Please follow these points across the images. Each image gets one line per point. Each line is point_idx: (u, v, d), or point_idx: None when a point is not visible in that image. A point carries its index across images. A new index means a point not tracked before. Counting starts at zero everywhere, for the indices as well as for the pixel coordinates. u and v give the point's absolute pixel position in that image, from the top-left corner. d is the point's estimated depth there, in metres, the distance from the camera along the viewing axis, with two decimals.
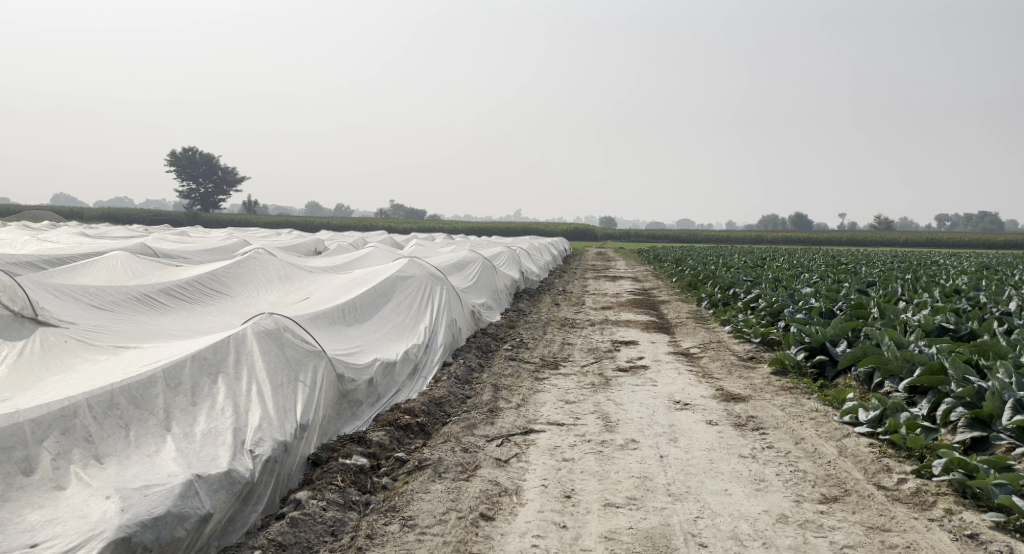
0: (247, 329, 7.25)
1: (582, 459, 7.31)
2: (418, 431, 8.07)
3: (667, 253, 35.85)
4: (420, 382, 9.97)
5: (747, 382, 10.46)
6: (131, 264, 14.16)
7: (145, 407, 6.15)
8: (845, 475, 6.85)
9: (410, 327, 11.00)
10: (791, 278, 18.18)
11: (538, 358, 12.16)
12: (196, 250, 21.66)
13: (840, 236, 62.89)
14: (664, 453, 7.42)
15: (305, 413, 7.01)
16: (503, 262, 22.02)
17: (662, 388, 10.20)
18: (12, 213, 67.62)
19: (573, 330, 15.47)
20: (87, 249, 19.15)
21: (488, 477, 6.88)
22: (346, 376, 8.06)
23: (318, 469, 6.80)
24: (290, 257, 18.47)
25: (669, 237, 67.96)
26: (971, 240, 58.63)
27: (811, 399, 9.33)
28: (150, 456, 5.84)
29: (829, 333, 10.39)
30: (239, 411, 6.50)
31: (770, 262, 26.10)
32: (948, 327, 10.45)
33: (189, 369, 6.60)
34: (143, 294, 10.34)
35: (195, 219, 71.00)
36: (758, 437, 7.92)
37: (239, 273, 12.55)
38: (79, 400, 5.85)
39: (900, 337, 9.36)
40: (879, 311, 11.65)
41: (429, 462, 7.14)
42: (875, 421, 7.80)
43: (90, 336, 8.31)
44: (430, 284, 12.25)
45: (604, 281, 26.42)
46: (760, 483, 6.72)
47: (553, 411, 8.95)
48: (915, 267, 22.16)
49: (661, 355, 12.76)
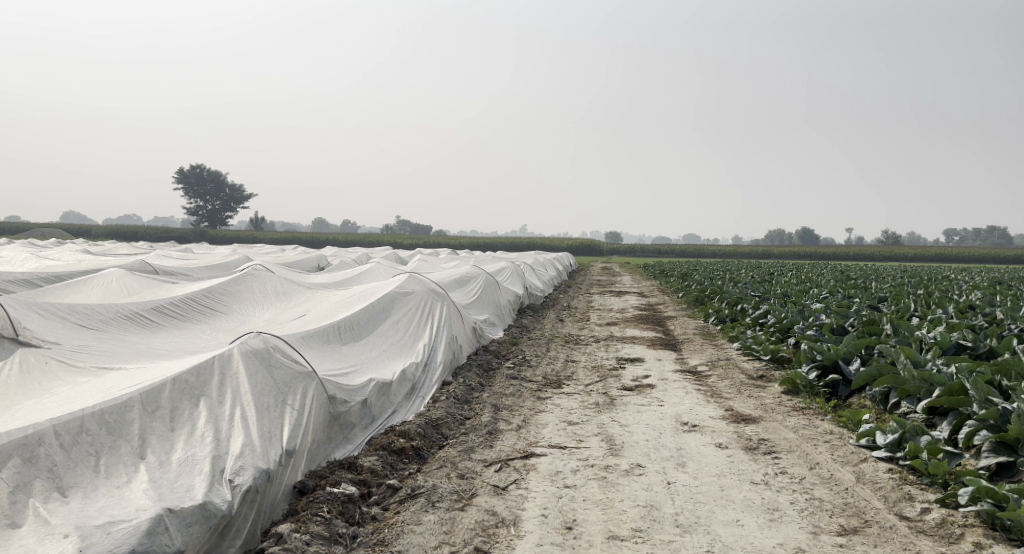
0: (234, 348, 6.90)
1: (585, 486, 6.91)
2: (412, 456, 7.69)
3: (673, 268, 35.57)
4: (417, 403, 9.60)
5: (758, 402, 10.04)
6: (127, 281, 13.82)
7: (117, 433, 5.80)
8: (864, 504, 6.45)
9: (409, 345, 10.63)
10: (801, 294, 17.74)
11: (541, 377, 11.76)
12: (197, 267, 21.35)
13: (851, 249, 62.12)
14: (672, 480, 7.03)
15: (292, 439, 6.63)
16: (506, 278, 21.64)
17: (669, 408, 9.80)
18: (19, 230, 67.82)
19: (577, 348, 15.08)
20: (87, 266, 18.89)
21: (485, 507, 6.49)
22: (338, 398, 7.69)
23: (304, 498, 6.42)
24: (289, 274, 18.14)
25: (676, 252, 67.39)
26: (978, 255, 58.21)
27: (824, 420, 8.92)
28: (119, 488, 5.49)
29: (842, 351, 10.02)
30: (220, 437, 6.13)
31: (778, 277, 25.58)
32: (966, 345, 10.04)
33: (169, 392, 6.25)
34: (133, 312, 10.01)
35: (201, 235, 70.79)
36: (770, 462, 7.50)
37: (235, 290, 12.21)
38: (45, 426, 5.51)
39: (916, 355, 8.97)
40: (892, 328, 11.23)
41: (422, 490, 6.75)
42: (894, 446, 7.38)
43: (74, 357, 7.96)
44: (430, 300, 11.89)
45: (611, 297, 26.06)
46: (774, 513, 6.32)
47: (555, 433, 8.56)
48: (927, 282, 21.68)
49: (667, 373, 12.37)
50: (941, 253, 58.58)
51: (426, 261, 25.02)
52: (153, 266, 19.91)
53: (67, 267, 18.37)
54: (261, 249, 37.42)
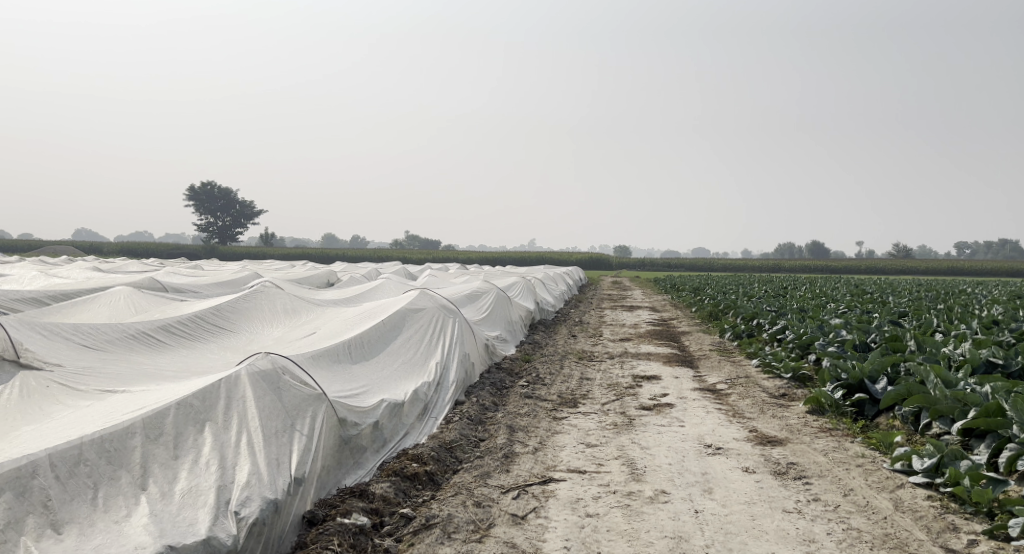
0: (241, 371, 6.59)
1: (608, 514, 6.59)
2: (426, 481, 7.37)
3: (685, 282, 35.13)
4: (430, 424, 9.28)
5: (782, 422, 9.68)
6: (133, 299, 13.55)
7: (117, 463, 5.56)
8: (906, 535, 6.14)
9: (421, 363, 10.32)
10: (818, 309, 17.34)
11: (557, 396, 11.42)
12: (205, 284, 21.08)
13: (863, 262, 61.51)
14: (699, 508, 6.69)
15: (301, 466, 6.33)
16: (518, 294, 21.31)
17: (691, 429, 9.45)
18: (30, 248, 68.13)
19: (591, 365, 14.75)
20: (95, 284, 18.65)
21: (504, 538, 6.20)
22: (348, 421, 7.39)
23: (313, 530, 6.11)
24: (299, 290, 17.85)
25: (686, 266, 66.99)
26: (993, 268, 57.40)
27: (854, 443, 8.56)
28: (118, 523, 5.28)
29: (868, 369, 9.66)
30: (225, 466, 5.86)
31: (793, 291, 25.20)
32: (997, 362, 9.66)
33: (173, 418, 5.97)
34: (139, 331, 9.74)
35: (211, 252, 70.78)
36: (802, 488, 7.16)
37: (242, 308, 11.93)
38: (41, 457, 5.30)
39: (947, 374, 8.64)
40: (917, 345, 10.86)
41: (437, 520, 6.44)
42: (932, 471, 7.01)
43: (76, 380, 7.66)
44: (442, 317, 11.57)
45: (623, 312, 25.73)
46: (810, 545, 6.02)
47: (573, 456, 8.24)
48: (946, 296, 21.17)
49: (685, 391, 12.03)
50: (953, 266, 57.94)
51: (436, 277, 24.71)
52: (163, 283, 19.67)
53: (76, 285, 18.15)
54: (270, 265, 37.16)
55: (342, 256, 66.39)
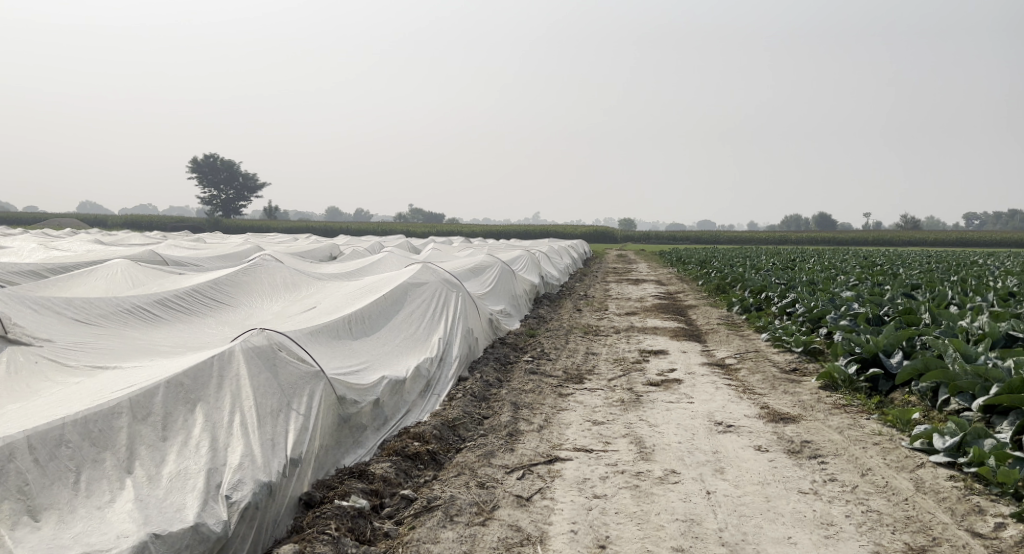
0: (236, 347, 6.32)
1: (616, 496, 6.33)
2: (428, 461, 7.12)
3: (691, 255, 34.77)
4: (432, 401, 9.02)
5: (795, 399, 9.39)
6: (131, 272, 13.28)
7: (102, 445, 5.32)
8: (929, 518, 5.88)
9: (422, 339, 10.05)
10: (828, 282, 16.94)
11: (562, 371, 11.14)
12: (206, 256, 20.78)
13: (870, 234, 60.93)
14: (711, 489, 6.43)
15: (298, 447, 6.08)
16: (522, 267, 20.98)
17: (700, 406, 9.18)
18: (35, 220, 68.08)
19: (596, 339, 14.46)
20: (94, 257, 18.38)
21: (508, 521, 5.96)
22: (347, 399, 7.12)
23: (310, 512, 5.88)
24: (301, 264, 17.57)
25: (691, 238, 66.59)
26: (1001, 239, 56.88)
27: (870, 420, 8.28)
28: (101, 509, 5.05)
29: (883, 343, 9.35)
30: (217, 447, 5.62)
31: (802, 263, 24.82)
32: (1017, 335, 9.33)
33: (162, 397, 5.73)
34: (134, 305, 9.49)
35: (214, 225, 70.46)
36: (817, 467, 6.89)
37: (241, 281, 11.65)
38: (20, 439, 5.06)
39: (967, 348, 8.33)
40: (933, 318, 10.54)
41: (439, 502, 6.20)
42: (954, 450, 6.72)
43: (67, 356, 7.41)
44: (445, 291, 11.27)
45: (628, 285, 25.39)
46: (829, 528, 5.78)
47: (579, 434, 7.98)
48: (958, 268, 20.76)
49: (694, 365, 11.76)
50: (962, 237, 57.44)
51: (441, 250, 24.50)
52: (162, 256, 19.41)
53: (74, 257, 17.90)
54: (271, 237, 36.91)
55: (346, 229, 66.13)
